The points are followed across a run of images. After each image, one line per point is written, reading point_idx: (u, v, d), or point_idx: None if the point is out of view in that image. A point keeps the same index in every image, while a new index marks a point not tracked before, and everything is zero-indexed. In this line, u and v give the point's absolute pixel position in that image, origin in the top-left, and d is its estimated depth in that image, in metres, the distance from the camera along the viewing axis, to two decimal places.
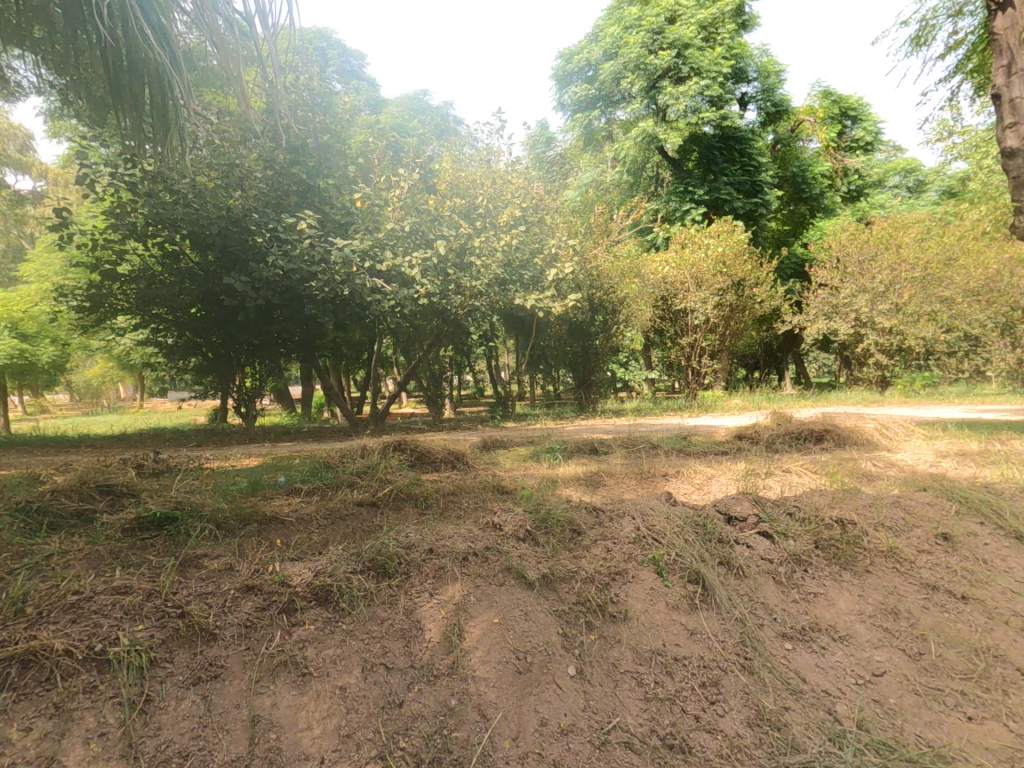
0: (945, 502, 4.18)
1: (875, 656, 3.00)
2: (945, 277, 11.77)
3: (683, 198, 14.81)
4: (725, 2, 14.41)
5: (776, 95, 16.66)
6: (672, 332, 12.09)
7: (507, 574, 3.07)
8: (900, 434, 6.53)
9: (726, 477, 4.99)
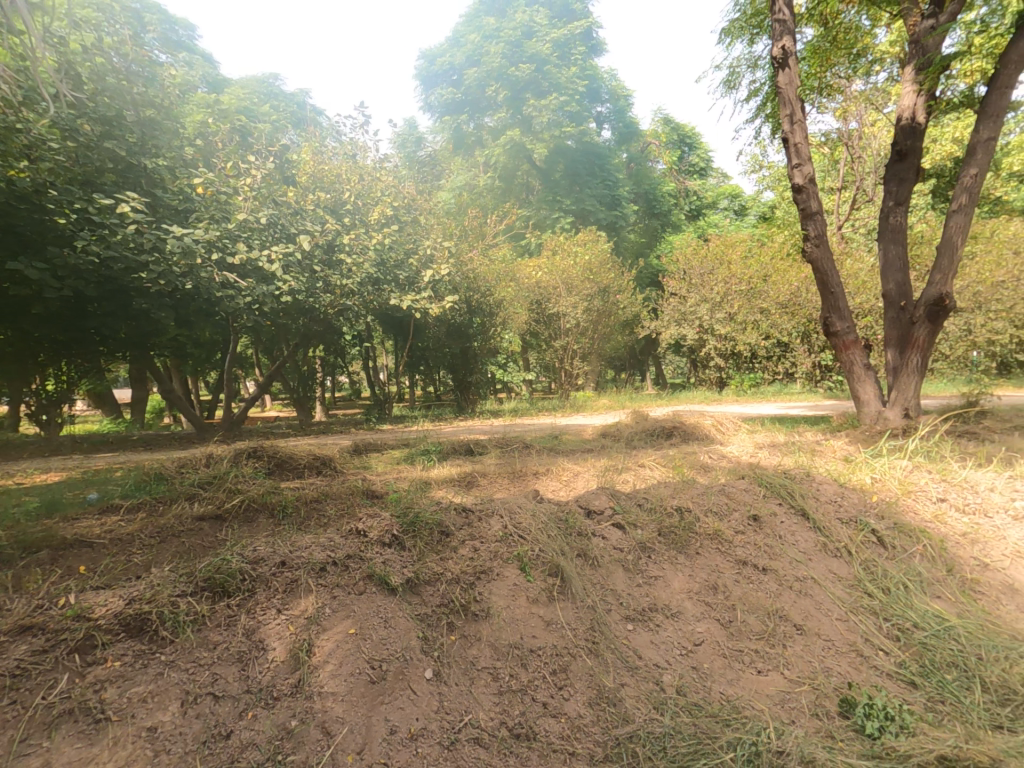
0: (756, 487, 4.80)
1: (698, 627, 3.34)
2: (763, 291, 13.39)
3: (552, 208, 15.84)
4: (574, 27, 16.99)
5: (626, 116, 18.98)
6: (546, 334, 12.40)
7: (369, 583, 2.96)
8: (733, 428, 7.40)
9: (589, 472, 5.31)
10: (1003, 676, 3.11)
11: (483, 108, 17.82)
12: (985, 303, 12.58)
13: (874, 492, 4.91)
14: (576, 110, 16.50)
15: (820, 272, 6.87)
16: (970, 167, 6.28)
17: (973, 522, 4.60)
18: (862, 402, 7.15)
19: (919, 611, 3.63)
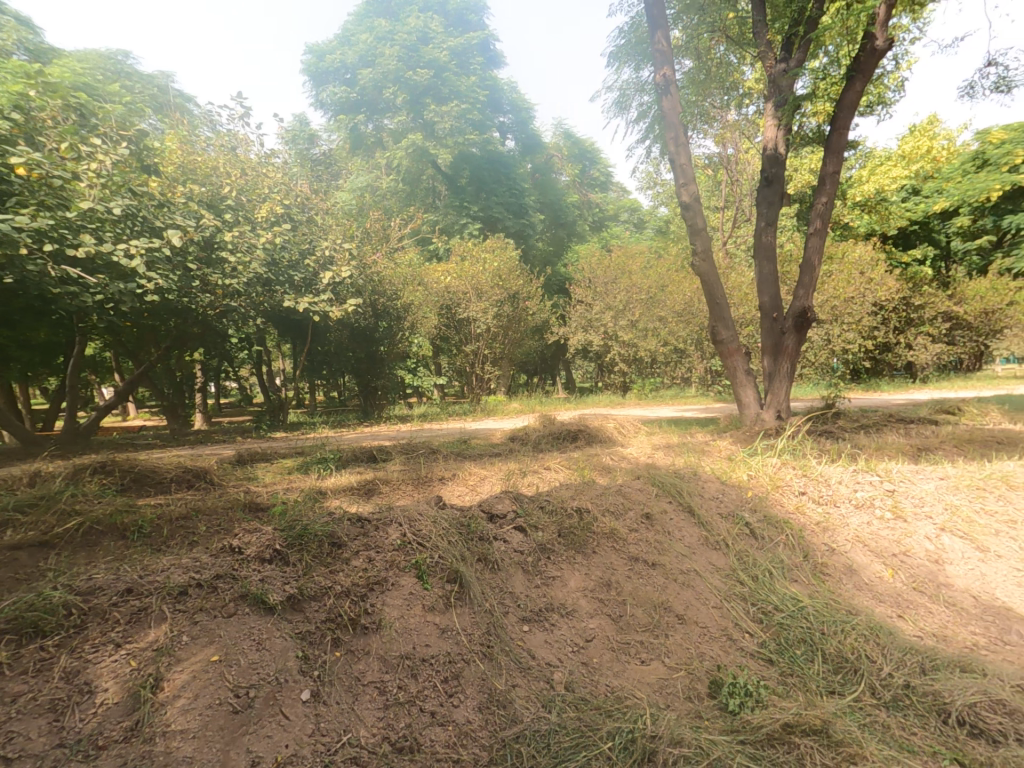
0: (650, 487, 5.08)
1: (590, 623, 3.45)
2: (661, 300, 14.25)
3: (459, 213, 15.84)
4: (471, 36, 17.30)
5: (529, 127, 19.56)
6: (456, 339, 12.51)
7: (243, 603, 2.74)
8: (634, 430, 7.77)
9: (496, 476, 5.32)
10: (839, 646, 3.50)
11: (382, 109, 17.43)
12: (844, 315, 14.21)
13: (749, 487, 5.37)
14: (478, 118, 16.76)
15: (707, 285, 7.42)
16: (824, 195, 7.09)
17: (826, 510, 5.19)
18: (743, 405, 7.88)
19: (780, 594, 3.99)
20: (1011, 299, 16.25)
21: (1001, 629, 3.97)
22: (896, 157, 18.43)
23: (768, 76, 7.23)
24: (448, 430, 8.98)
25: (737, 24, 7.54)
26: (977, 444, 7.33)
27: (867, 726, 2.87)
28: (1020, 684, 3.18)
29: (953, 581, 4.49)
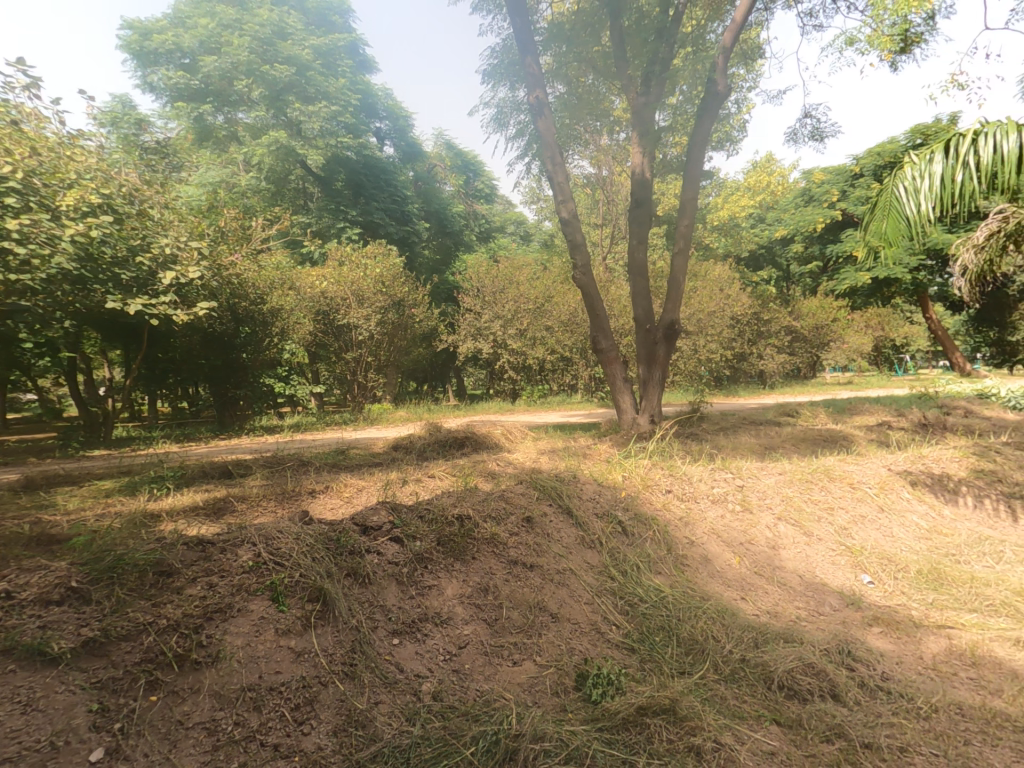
0: (534, 492, 4.83)
1: (464, 630, 3.30)
2: (548, 310, 14.83)
3: (335, 216, 15.41)
4: (335, 38, 16.62)
5: (406, 135, 19.21)
6: (336, 347, 12.22)
7: (7, 659, 2.24)
8: (520, 436, 7.93)
9: (374, 487, 5.09)
10: (691, 630, 3.77)
11: (234, 102, 16.12)
12: (707, 328, 15.71)
13: (622, 487, 5.72)
14: (352, 122, 16.18)
15: (588, 297, 7.80)
16: (686, 218, 7.81)
17: (687, 506, 5.68)
18: (620, 409, 8.43)
19: (643, 586, 4.23)
20: (832, 317, 19.41)
21: (818, 602, 4.60)
22: (741, 192, 21.32)
23: (631, 107, 7.89)
24: (326, 441, 8.56)
25: (601, 58, 8.25)
26: (811, 442, 8.47)
27: (708, 699, 3.13)
28: (828, 648, 3.71)
29: (784, 562, 5.13)
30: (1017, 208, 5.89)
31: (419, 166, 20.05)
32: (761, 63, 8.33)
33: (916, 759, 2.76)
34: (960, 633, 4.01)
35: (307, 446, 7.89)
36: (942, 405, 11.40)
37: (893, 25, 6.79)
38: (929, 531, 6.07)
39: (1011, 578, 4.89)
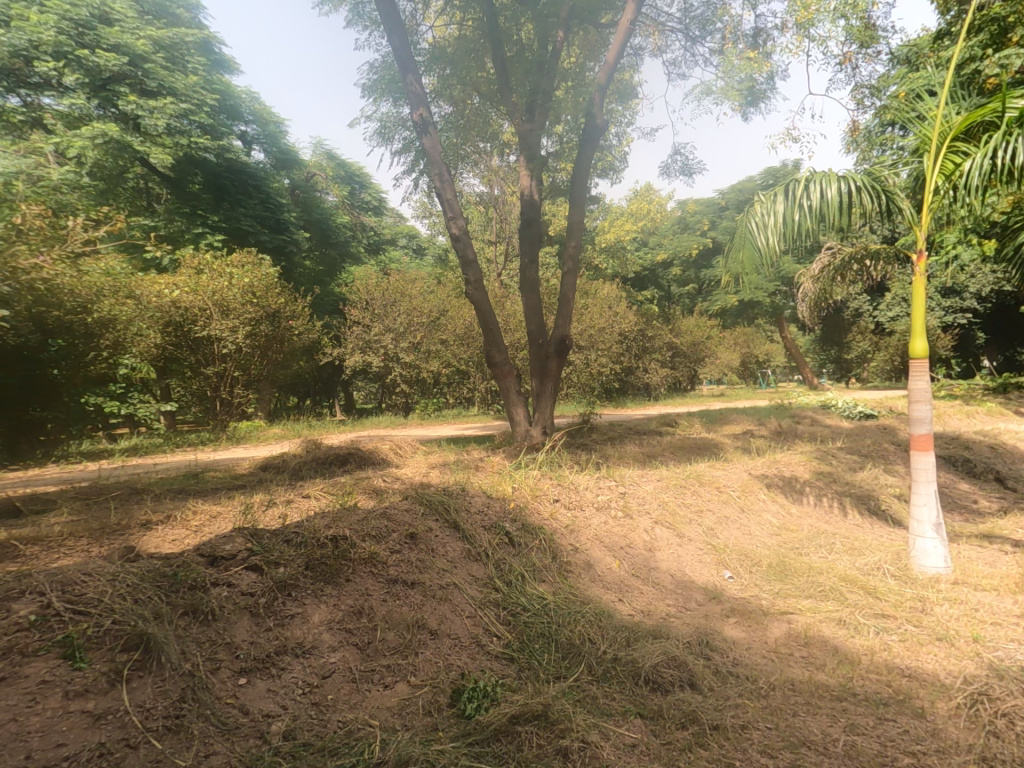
0: (417, 506, 4.71)
1: (331, 659, 3.15)
2: (443, 324, 14.86)
3: (191, 220, 13.92)
4: (182, 30, 13.71)
5: (280, 142, 16.81)
6: (191, 361, 10.83)
7: None
8: (410, 451, 7.81)
9: (230, 514, 4.58)
10: (570, 634, 3.88)
11: (37, 84, 12.30)
12: (597, 343, 16.49)
13: (511, 498, 5.50)
14: (211, 125, 14.01)
15: (481, 312, 7.92)
16: (574, 240, 8.23)
17: (572, 514, 5.72)
18: (514, 422, 8.55)
19: (529, 595, 4.23)
20: (706, 335, 21.25)
21: (686, 599, 4.96)
22: (624, 216, 22.53)
23: (518, 132, 8.27)
24: (172, 467, 7.65)
25: (485, 83, 8.57)
26: (687, 450, 9.16)
27: (580, 701, 3.26)
28: (690, 641, 4.02)
29: (658, 564, 5.46)
30: (843, 246, 6.87)
31: (294, 174, 17.79)
32: (634, 102, 9.05)
33: (755, 735, 3.04)
34: (799, 618, 4.51)
35: (145, 474, 6.94)
36: (794, 414, 12.91)
37: (741, 81, 7.71)
38: (780, 528, 6.82)
39: (840, 566, 5.62)
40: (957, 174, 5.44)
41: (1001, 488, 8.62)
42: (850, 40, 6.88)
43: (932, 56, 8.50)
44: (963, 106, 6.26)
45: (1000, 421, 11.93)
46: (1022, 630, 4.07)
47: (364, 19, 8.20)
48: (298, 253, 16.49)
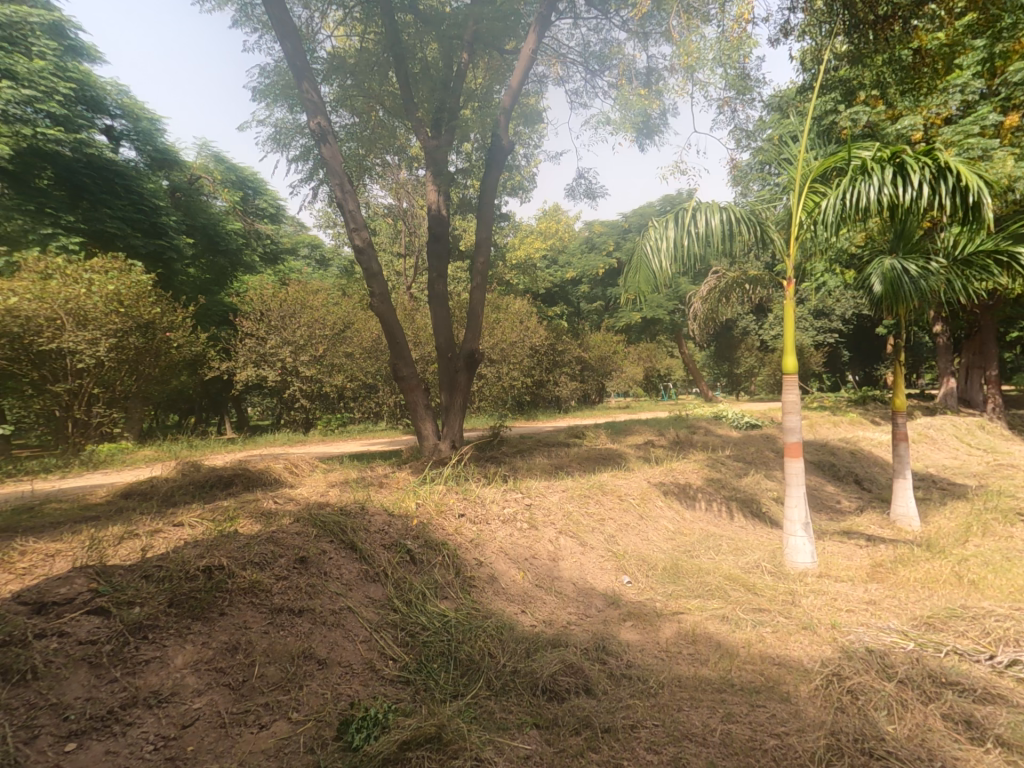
0: (309, 529, 4.51)
1: (194, 705, 2.91)
2: (347, 337, 14.45)
3: (39, 221, 11.73)
4: (26, 12, 11.76)
5: (156, 139, 14.86)
6: (35, 379, 9.29)
7: None
8: (307, 470, 7.46)
9: (72, 551, 4.01)
10: (470, 650, 3.87)
11: None
12: (509, 357, 16.72)
13: (415, 515, 5.37)
14: (66, 116, 12.13)
15: (387, 325, 7.78)
16: (482, 255, 8.32)
17: (478, 528, 5.65)
18: (422, 436, 8.44)
19: (428, 613, 4.17)
20: (612, 350, 22.18)
21: (586, 605, 5.10)
22: (533, 234, 23.07)
23: (424, 148, 8.33)
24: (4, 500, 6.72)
25: (389, 97, 8.56)
26: (592, 460, 9.50)
27: (475, 718, 3.26)
28: (587, 647, 4.15)
29: (562, 573, 5.56)
30: (727, 270, 7.48)
31: (173, 174, 15.68)
32: (539, 126, 9.41)
33: (643, 733, 3.19)
34: (687, 617, 4.79)
35: None
36: (690, 425, 13.81)
37: (636, 115, 8.29)
38: (675, 532, 7.25)
39: (725, 565, 6.05)
40: (816, 211, 6.14)
41: (859, 488, 9.73)
42: (729, 87, 7.62)
43: (796, 106, 9.59)
44: (820, 153, 7.10)
45: (860, 428, 13.50)
46: (871, 614, 4.60)
47: (253, 21, 7.90)
48: (182, 259, 14.79)
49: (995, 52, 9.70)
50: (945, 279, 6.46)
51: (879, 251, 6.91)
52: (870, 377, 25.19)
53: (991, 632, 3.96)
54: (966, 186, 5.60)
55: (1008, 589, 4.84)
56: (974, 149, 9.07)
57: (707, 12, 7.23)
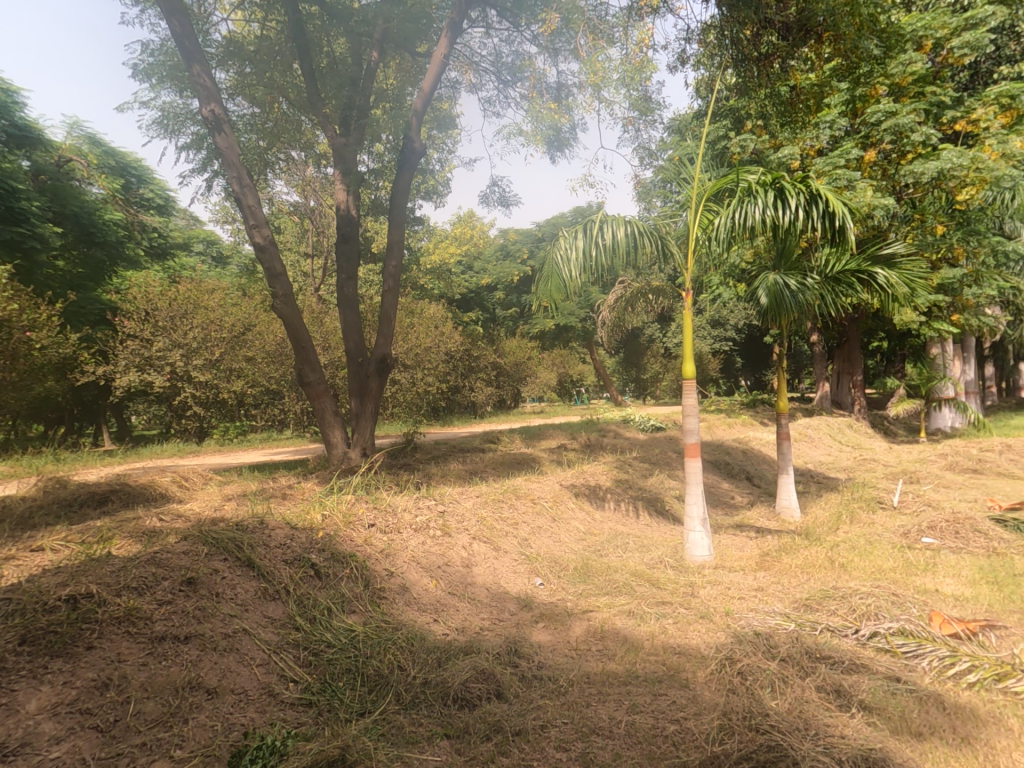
0: (199, 547, 4.15)
1: (50, 755, 2.58)
2: (247, 340, 13.57)
3: None
4: None
5: (16, 111, 13.05)
6: None
7: None
8: (199, 483, 6.89)
9: None
10: (378, 664, 3.73)
11: None
12: (423, 363, 16.47)
13: (320, 528, 5.09)
14: None
15: (291, 328, 7.37)
16: (393, 259, 8.13)
17: (388, 538, 5.47)
18: (330, 445, 8.09)
19: (334, 629, 3.98)
20: (527, 356, 22.52)
21: (500, 610, 5.09)
22: (448, 240, 23.00)
23: (331, 146, 8.06)
24: None
25: (293, 89, 8.20)
26: (506, 465, 9.55)
27: (383, 735, 3.16)
28: (499, 652, 4.12)
29: (475, 579, 5.50)
30: (633, 281, 7.81)
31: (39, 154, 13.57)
32: (453, 130, 9.40)
33: (553, 732, 3.24)
34: (597, 615, 4.93)
35: None
36: (599, 429, 14.36)
37: (547, 128, 8.57)
38: (585, 533, 7.47)
39: (632, 563, 6.29)
40: (711, 228, 6.60)
41: (750, 484, 10.56)
42: (633, 107, 8.04)
43: (693, 130, 10.28)
44: (713, 175, 7.67)
45: (750, 429, 14.66)
46: (759, 600, 4.99)
47: None
48: (49, 250, 13.12)
49: (855, 95, 11.09)
50: (819, 293, 7.18)
51: (764, 267, 7.56)
52: (759, 382, 27.50)
53: (856, 608, 4.43)
54: (833, 211, 6.28)
55: (870, 570, 5.44)
56: (841, 179, 10.22)
57: (613, 35, 7.60)
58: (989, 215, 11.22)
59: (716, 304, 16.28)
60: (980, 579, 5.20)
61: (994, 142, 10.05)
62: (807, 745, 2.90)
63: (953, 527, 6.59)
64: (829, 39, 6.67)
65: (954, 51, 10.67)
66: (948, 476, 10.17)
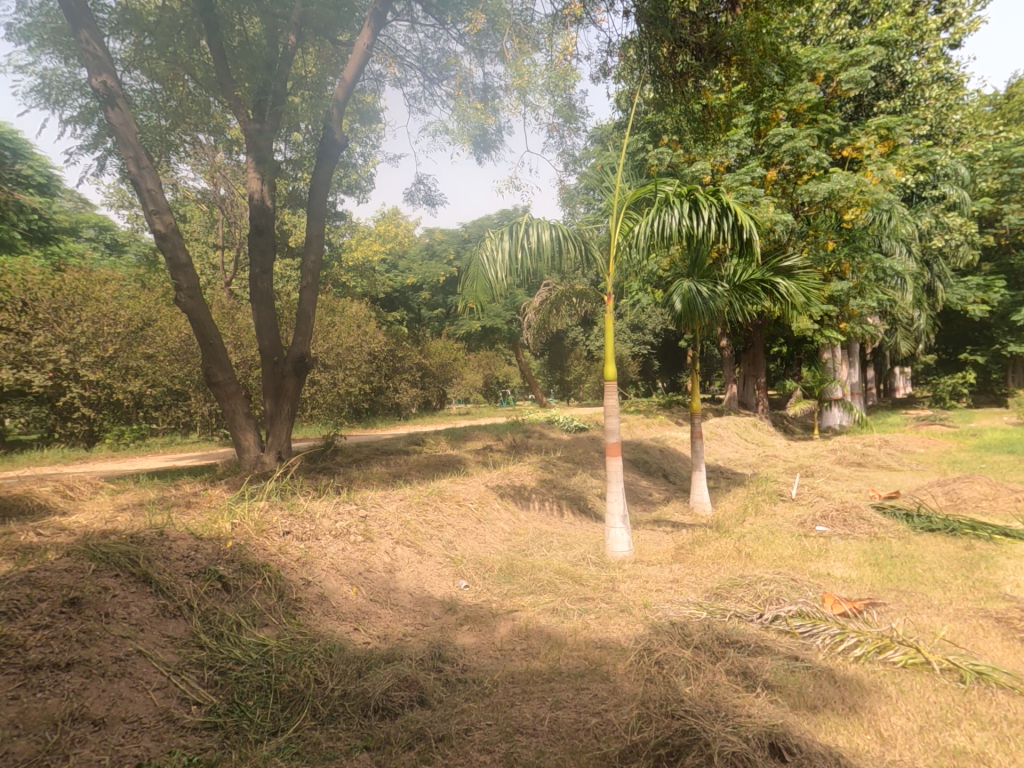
0: (84, 564, 3.75)
1: None
2: (147, 336, 12.70)
3: None
4: None
5: None
6: None
7: None
8: (87, 492, 6.24)
9: None
10: (293, 678, 3.53)
11: None
12: (345, 363, 15.90)
13: (229, 537, 4.74)
14: None
15: (198, 323, 6.83)
16: (312, 253, 7.76)
17: (306, 546, 5.20)
18: (241, 448, 7.57)
19: (244, 645, 3.71)
20: (453, 357, 22.33)
21: (424, 615, 4.97)
22: (373, 239, 22.45)
23: (244, 132, 7.60)
24: None
25: (200, 67, 7.66)
26: (431, 468, 9.40)
27: (297, 753, 2.99)
28: (423, 658, 4.01)
29: (398, 584, 5.35)
30: (557, 284, 7.94)
31: None
32: (377, 125, 9.15)
33: (476, 735, 3.21)
34: (521, 613, 4.97)
35: None
36: (524, 430, 14.52)
37: (473, 127, 8.57)
38: (510, 534, 7.50)
39: (555, 561, 6.38)
40: (631, 235, 6.83)
41: (666, 481, 11.07)
42: (558, 113, 8.19)
43: (615, 140, 10.65)
44: (632, 185, 7.96)
45: (666, 428, 15.41)
46: (674, 591, 5.24)
47: None
48: None
49: (760, 117, 11.95)
50: (728, 300, 7.65)
51: (679, 275, 7.93)
52: (675, 384, 28.92)
53: (761, 594, 4.73)
54: (741, 225, 6.73)
55: (773, 558, 5.86)
56: (748, 196, 10.97)
57: (538, 40, 7.75)
58: (870, 234, 12.49)
59: (636, 309, 16.94)
60: (864, 561, 5.75)
61: (875, 168, 11.22)
62: (717, 727, 3.01)
63: (841, 515, 7.25)
64: (736, 63, 7.15)
65: (842, 83, 11.80)
66: (838, 470, 11.20)
